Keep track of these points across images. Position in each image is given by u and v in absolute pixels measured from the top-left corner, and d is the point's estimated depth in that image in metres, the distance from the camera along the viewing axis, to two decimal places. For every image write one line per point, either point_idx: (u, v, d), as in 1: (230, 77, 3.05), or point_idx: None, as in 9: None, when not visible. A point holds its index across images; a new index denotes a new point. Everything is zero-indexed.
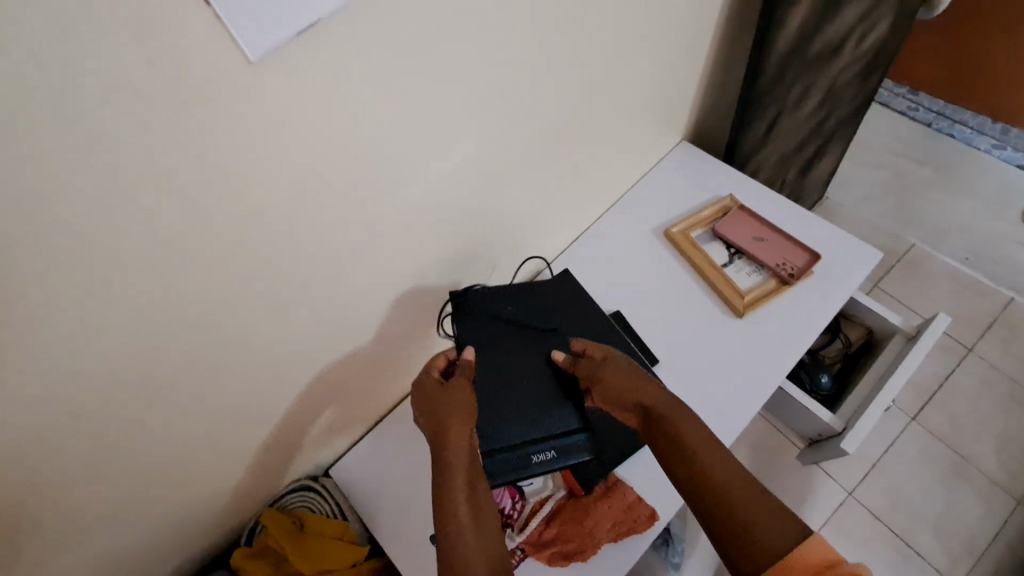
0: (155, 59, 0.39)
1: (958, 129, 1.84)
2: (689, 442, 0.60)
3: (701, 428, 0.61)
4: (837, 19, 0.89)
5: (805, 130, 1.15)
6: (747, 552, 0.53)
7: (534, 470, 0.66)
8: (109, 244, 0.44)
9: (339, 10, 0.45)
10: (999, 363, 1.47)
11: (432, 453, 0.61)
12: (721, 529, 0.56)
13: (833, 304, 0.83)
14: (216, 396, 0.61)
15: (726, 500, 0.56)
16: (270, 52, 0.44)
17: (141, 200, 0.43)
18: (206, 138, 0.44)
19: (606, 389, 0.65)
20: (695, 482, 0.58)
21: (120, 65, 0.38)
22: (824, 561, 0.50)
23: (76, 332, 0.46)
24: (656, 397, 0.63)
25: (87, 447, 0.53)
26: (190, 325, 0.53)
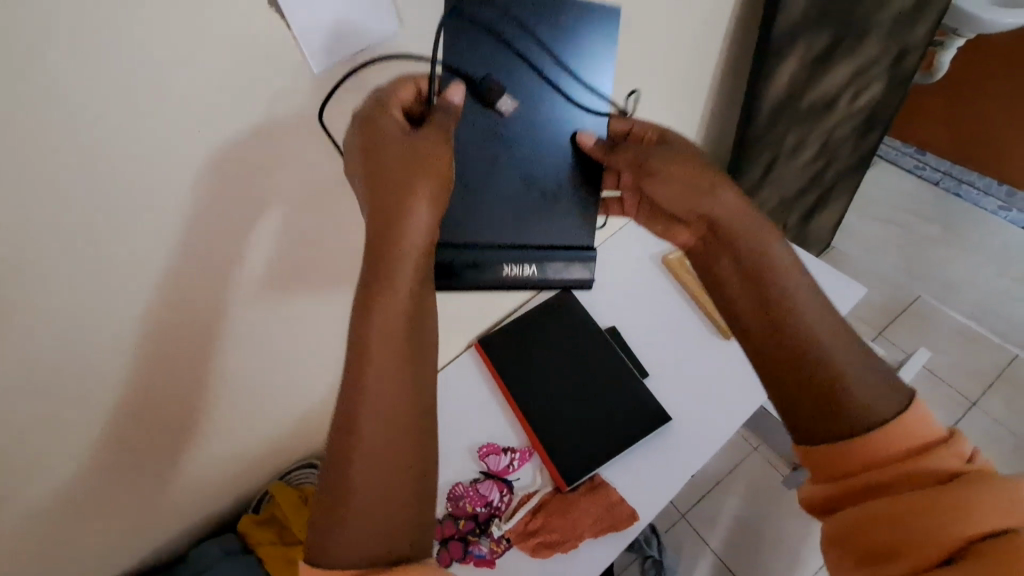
0: (230, 56, 0.47)
1: (965, 189, 1.89)
2: (771, 266, 0.48)
3: (788, 257, 0.48)
4: (827, 77, 0.98)
5: (802, 177, 1.23)
6: (822, 413, 0.43)
7: (504, 274, 0.66)
8: (174, 209, 0.51)
9: (387, 40, 0.55)
10: (1004, 418, 1.47)
11: (377, 218, 0.44)
12: (786, 373, 0.45)
13: None
14: (242, 362, 0.68)
15: (811, 356, 0.44)
16: (331, 66, 0.52)
17: (204, 173, 0.51)
18: (262, 128, 0.53)
19: (651, 181, 0.54)
20: (765, 304, 0.47)
21: (203, 58, 0.46)
22: (917, 447, 0.42)
23: (134, 283, 0.53)
24: (732, 207, 0.50)
25: (128, 391, 0.59)
26: (229, 292, 0.60)
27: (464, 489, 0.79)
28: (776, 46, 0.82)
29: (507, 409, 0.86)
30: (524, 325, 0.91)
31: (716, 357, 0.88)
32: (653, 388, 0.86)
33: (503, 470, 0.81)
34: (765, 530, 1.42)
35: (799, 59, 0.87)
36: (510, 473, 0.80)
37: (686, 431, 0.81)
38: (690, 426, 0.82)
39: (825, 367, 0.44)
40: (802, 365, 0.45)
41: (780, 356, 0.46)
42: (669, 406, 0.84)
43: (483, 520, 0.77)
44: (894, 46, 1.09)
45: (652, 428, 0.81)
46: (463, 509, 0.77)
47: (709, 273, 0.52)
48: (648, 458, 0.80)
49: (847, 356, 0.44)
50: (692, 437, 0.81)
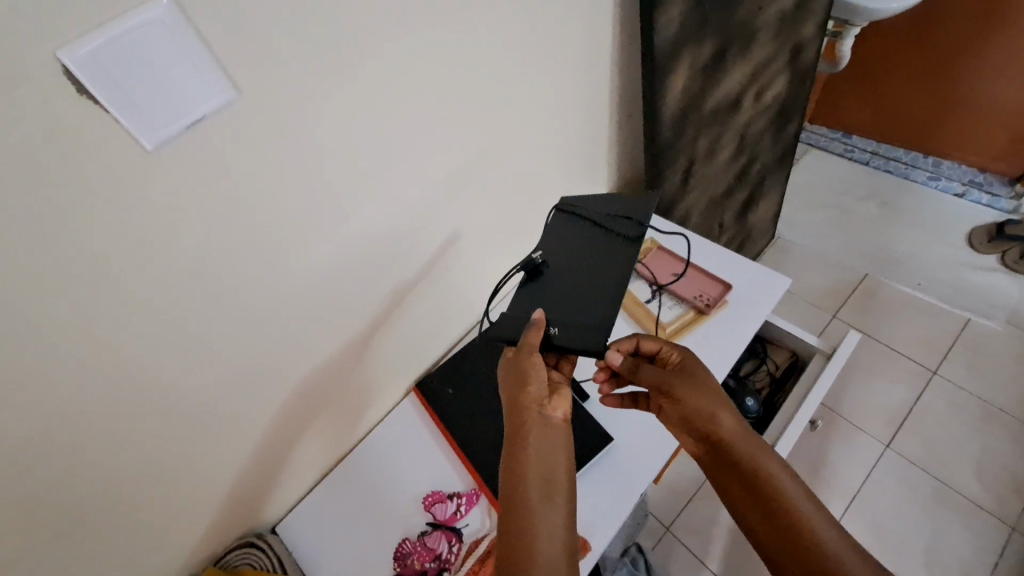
0: (68, 118, 0.40)
1: (893, 165, 1.96)
2: (774, 484, 0.58)
3: (782, 470, 0.59)
4: (723, 81, 1.01)
5: (726, 177, 1.25)
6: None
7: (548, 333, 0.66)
8: (26, 296, 0.44)
9: (238, 95, 0.48)
10: (966, 383, 1.49)
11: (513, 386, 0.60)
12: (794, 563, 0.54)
13: (749, 328, 0.89)
14: (152, 453, 0.60)
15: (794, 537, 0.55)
16: (165, 141, 0.45)
17: (57, 252, 0.44)
18: (125, 190, 0.46)
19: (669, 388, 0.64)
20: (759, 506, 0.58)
21: (36, 116, 0.39)
22: None
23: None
24: (731, 432, 0.61)
25: (10, 511, 0.51)
26: (121, 379, 0.53)
27: (412, 544, 0.77)
28: (661, 57, 0.84)
29: (448, 451, 0.85)
30: (461, 362, 0.91)
31: None
32: (594, 411, 0.85)
33: (450, 519, 0.78)
34: None
35: (687, 68, 0.90)
36: (458, 520, 0.78)
37: (631, 451, 0.80)
38: (634, 442, 0.81)
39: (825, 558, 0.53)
40: (802, 556, 0.54)
41: (785, 546, 0.55)
42: (613, 425, 0.83)
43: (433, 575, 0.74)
44: (787, 43, 1.13)
45: (597, 450, 0.79)
46: (411, 566, 0.75)
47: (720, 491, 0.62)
48: (597, 484, 0.78)
49: (847, 553, 0.53)
50: (637, 452, 0.80)
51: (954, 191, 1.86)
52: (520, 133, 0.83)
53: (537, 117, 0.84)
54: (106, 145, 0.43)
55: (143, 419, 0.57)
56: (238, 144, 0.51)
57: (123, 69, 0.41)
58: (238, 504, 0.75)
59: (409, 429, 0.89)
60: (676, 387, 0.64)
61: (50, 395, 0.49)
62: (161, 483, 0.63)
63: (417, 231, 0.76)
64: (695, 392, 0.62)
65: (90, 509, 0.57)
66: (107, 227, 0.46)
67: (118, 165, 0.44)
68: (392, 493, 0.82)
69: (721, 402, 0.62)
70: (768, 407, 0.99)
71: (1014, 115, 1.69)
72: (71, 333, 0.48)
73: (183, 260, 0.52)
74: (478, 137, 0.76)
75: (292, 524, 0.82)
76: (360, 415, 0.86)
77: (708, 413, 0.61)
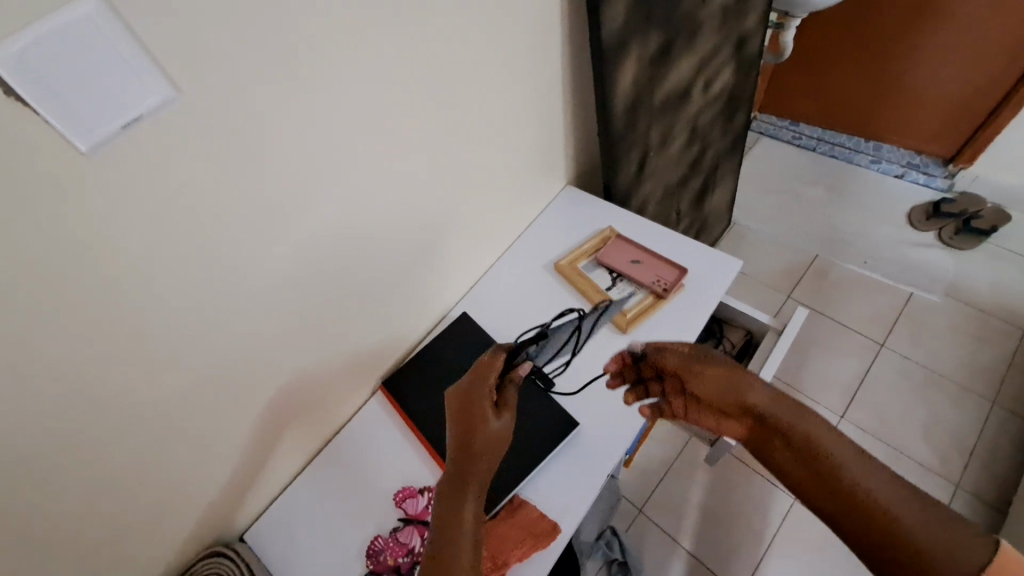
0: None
1: (838, 150, 2.06)
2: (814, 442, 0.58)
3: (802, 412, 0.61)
4: (671, 72, 1.04)
5: (680, 167, 1.30)
6: (881, 549, 0.53)
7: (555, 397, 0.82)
8: None
9: (175, 93, 0.47)
10: (910, 353, 1.59)
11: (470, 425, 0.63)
12: (847, 500, 0.55)
13: (705, 309, 0.92)
14: (107, 467, 0.58)
15: (829, 471, 0.56)
16: (103, 139, 0.44)
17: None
18: (57, 189, 0.44)
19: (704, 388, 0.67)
20: (819, 481, 0.57)
21: None
22: None
23: None
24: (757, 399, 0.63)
25: None
26: (70, 390, 0.51)
27: (384, 541, 0.77)
28: (608, 50, 0.86)
29: (420, 448, 0.86)
30: (428, 358, 0.92)
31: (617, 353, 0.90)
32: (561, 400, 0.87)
33: (422, 513, 0.79)
34: (729, 510, 1.40)
35: (636, 60, 0.93)
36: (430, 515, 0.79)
37: (599, 436, 0.82)
38: (599, 426, 0.83)
39: (857, 492, 0.55)
40: (852, 507, 0.54)
41: (835, 500, 0.56)
42: (579, 412, 0.85)
43: (407, 569, 0.75)
44: (731, 34, 1.18)
45: (564, 437, 0.81)
46: (385, 563, 0.76)
47: (771, 445, 0.61)
48: (568, 471, 0.80)
49: (906, 502, 0.53)
50: (602, 436, 0.82)
51: (893, 173, 1.97)
52: (474, 125, 0.84)
53: (489, 111, 0.85)
54: (44, 151, 0.42)
55: (97, 429, 0.55)
56: (186, 144, 0.50)
57: (55, 68, 0.40)
58: (198, 517, 0.72)
59: (376, 428, 0.89)
60: (695, 369, 0.68)
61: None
62: (123, 498, 0.61)
63: (372, 228, 0.76)
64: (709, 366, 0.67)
65: (40, 530, 0.55)
66: (48, 234, 0.45)
67: (58, 171, 0.43)
68: (361, 490, 0.82)
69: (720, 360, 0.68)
70: None
71: (947, 99, 1.79)
72: (16, 347, 0.46)
73: (135, 265, 0.51)
74: (431, 133, 0.77)
75: (262, 531, 0.81)
76: (323, 417, 0.85)
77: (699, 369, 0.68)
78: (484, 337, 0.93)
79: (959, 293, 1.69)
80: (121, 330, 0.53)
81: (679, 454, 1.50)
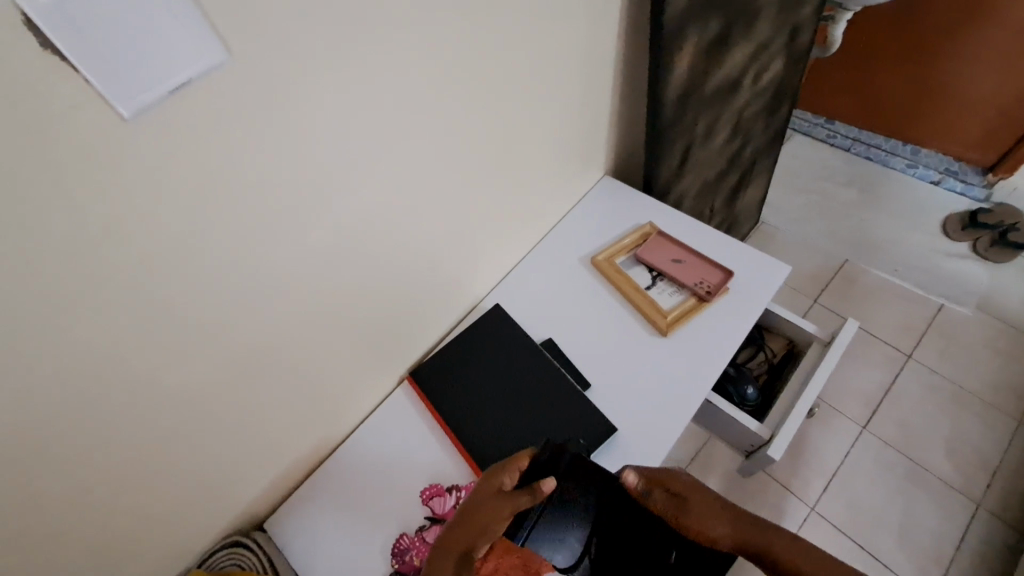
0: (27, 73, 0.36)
1: (873, 152, 1.99)
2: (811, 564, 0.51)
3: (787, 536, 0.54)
4: (726, 60, 0.99)
5: (720, 161, 1.24)
6: None
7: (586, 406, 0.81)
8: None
9: (221, 61, 0.45)
10: (936, 366, 1.55)
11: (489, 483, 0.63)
12: None
13: (750, 315, 0.88)
14: (128, 445, 0.56)
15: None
16: (143, 106, 0.42)
17: (25, 224, 0.41)
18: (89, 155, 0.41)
19: (706, 528, 0.56)
20: None
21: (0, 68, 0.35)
22: None
23: None
24: (749, 536, 0.55)
25: None
26: (94, 365, 0.49)
27: (410, 540, 0.74)
28: (667, 34, 0.81)
29: (446, 443, 0.83)
30: (457, 350, 0.88)
31: (654, 356, 0.86)
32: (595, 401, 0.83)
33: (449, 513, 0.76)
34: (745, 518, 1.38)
35: (694, 45, 0.87)
36: None
37: (632, 445, 0.79)
38: (632, 434, 0.80)
39: None
40: None
41: None
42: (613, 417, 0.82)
43: None
44: (786, 23, 1.11)
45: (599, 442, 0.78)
46: (409, 564, 0.72)
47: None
48: None
49: None
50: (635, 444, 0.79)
51: (930, 179, 1.90)
52: (517, 106, 0.79)
53: (534, 92, 0.80)
54: (76, 115, 0.40)
55: (119, 407, 0.53)
56: (218, 112, 0.48)
57: (102, 28, 0.38)
58: (216, 502, 0.70)
59: (401, 419, 0.85)
60: (688, 505, 0.58)
61: (20, 384, 0.45)
62: (143, 478, 0.59)
63: (406, 210, 0.72)
64: (698, 500, 0.58)
65: (59, 508, 0.53)
66: (73, 201, 0.43)
67: (88, 136, 0.41)
68: (383, 482, 0.80)
69: (700, 489, 0.60)
70: (765, 397, 0.92)
71: (992, 105, 1.72)
72: (35, 318, 0.44)
73: (166, 238, 0.49)
74: (473, 112, 0.72)
75: (281, 521, 0.78)
76: (347, 405, 0.82)
77: (690, 508, 0.58)
78: (515, 330, 0.89)
79: (991, 308, 1.64)
80: (148, 305, 0.51)
81: (697, 455, 1.47)
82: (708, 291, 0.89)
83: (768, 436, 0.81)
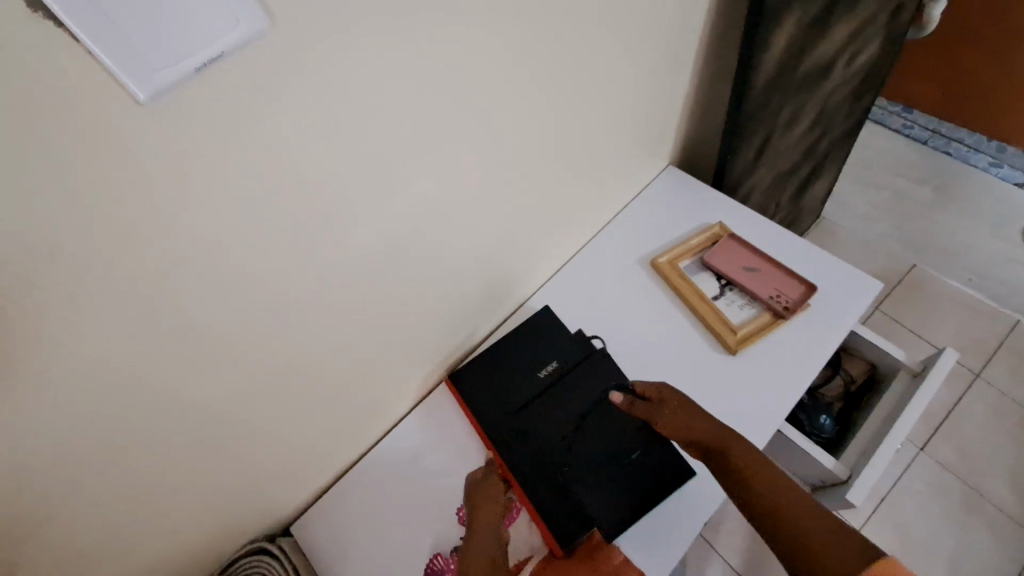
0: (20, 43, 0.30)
1: (953, 146, 1.80)
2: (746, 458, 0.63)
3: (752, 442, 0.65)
4: (824, 40, 0.86)
5: (795, 154, 1.12)
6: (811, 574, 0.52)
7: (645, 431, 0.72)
8: None
9: (253, 34, 0.38)
10: (1007, 388, 1.42)
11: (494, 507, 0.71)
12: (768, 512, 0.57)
13: (833, 338, 0.78)
14: (148, 457, 0.51)
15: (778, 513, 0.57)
16: (161, 89, 0.36)
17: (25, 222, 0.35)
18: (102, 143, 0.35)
19: (673, 419, 0.69)
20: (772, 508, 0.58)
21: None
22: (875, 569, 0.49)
23: None
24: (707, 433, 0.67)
25: None
26: (109, 376, 0.44)
27: (445, 561, 0.70)
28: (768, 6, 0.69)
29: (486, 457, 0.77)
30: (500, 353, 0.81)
31: (720, 376, 0.77)
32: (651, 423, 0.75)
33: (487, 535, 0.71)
34: None
35: (794, 22, 0.75)
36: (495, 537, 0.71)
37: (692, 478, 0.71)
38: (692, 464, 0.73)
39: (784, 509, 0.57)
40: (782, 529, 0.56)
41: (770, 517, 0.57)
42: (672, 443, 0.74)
43: None
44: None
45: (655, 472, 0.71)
46: None
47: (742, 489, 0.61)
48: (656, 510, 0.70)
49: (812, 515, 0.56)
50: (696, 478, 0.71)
51: (1015, 180, 1.72)
52: (585, 87, 0.69)
53: (605, 70, 0.70)
54: (92, 95, 0.34)
55: (138, 419, 0.48)
56: (256, 94, 0.41)
57: None
58: (242, 508, 0.66)
59: (438, 425, 0.80)
60: (668, 400, 0.71)
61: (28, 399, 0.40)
62: (166, 489, 0.55)
63: (457, 205, 0.64)
64: (680, 397, 0.70)
65: (75, 525, 0.49)
66: (90, 197, 0.37)
67: (106, 120, 0.35)
68: (417, 494, 0.75)
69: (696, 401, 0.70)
70: (840, 428, 0.83)
71: None
72: (49, 328, 0.39)
73: (195, 238, 0.43)
74: (537, 93, 0.63)
75: (308, 526, 0.74)
76: (381, 408, 0.76)
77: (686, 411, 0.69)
78: (565, 336, 0.81)
79: None
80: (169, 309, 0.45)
81: None
82: (787, 308, 0.79)
83: (845, 477, 0.73)
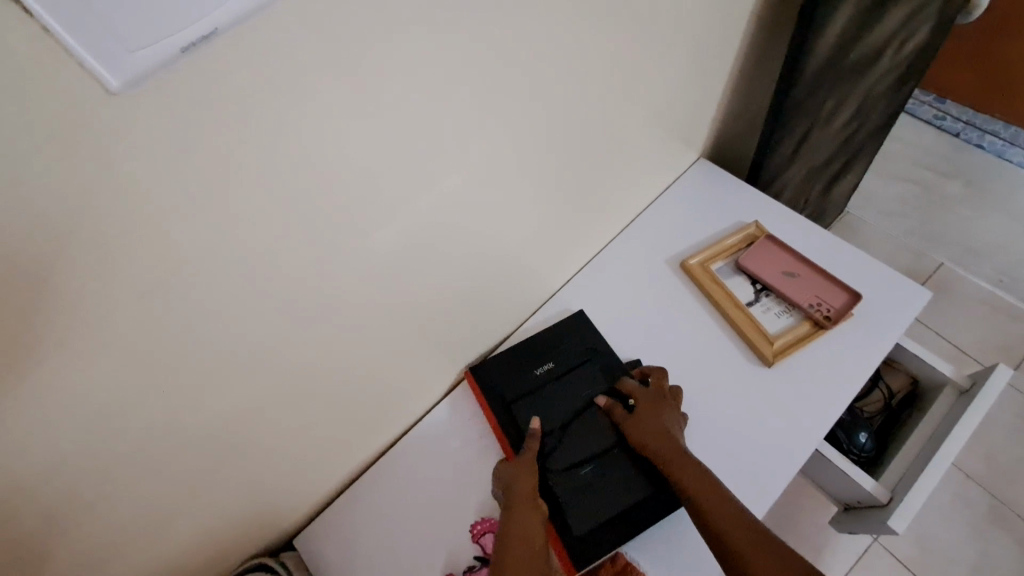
0: None
1: (988, 140, 1.73)
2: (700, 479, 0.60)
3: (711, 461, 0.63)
4: (878, 24, 0.79)
5: (833, 146, 1.05)
6: None
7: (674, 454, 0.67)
8: None
9: (247, 13, 0.33)
10: None
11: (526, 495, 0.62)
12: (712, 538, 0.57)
13: (876, 351, 0.73)
14: (139, 474, 0.47)
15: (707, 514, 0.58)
16: (139, 74, 0.30)
17: None
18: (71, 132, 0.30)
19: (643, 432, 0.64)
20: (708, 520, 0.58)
21: None
22: None
23: None
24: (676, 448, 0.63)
25: None
26: (92, 391, 0.39)
27: None
28: None
29: None
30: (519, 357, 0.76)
31: (753, 389, 0.73)
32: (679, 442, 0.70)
33: None
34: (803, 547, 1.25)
35: (852, 2, 0.68)
36: None
37: None
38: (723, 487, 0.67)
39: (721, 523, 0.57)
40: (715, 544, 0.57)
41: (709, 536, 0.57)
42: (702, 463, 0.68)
43: None
44: None
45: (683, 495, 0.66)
46: None
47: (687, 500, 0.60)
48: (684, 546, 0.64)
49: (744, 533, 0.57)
50: None
51: None
52: (621, 71, 0.62)
53: (642, 53, 0.63)
54: (56, 75, 0.28)
55: (127, 435, 0.43)
56: (252, 75, 0.36)
57: None
58: (242, 521, 0.62)
59: (452, 433, 0.75)
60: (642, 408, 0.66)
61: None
62: (159, 505, 0.51)
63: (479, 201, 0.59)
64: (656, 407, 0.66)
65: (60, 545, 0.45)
66: (61, 196, 0.32)
67: (75, 105, 0.30)
68: (429, 506, 0.70)
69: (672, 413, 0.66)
70: (878, 444, 0.82)
71: None
72: (19, 342, 0.34)
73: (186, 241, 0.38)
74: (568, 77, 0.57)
75: (314, 537, 0.70)
76: (392, 414, 0.72)
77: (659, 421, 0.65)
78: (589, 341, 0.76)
79: None
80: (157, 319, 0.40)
81: None
82: (828, 318, 0.74)
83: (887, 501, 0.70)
